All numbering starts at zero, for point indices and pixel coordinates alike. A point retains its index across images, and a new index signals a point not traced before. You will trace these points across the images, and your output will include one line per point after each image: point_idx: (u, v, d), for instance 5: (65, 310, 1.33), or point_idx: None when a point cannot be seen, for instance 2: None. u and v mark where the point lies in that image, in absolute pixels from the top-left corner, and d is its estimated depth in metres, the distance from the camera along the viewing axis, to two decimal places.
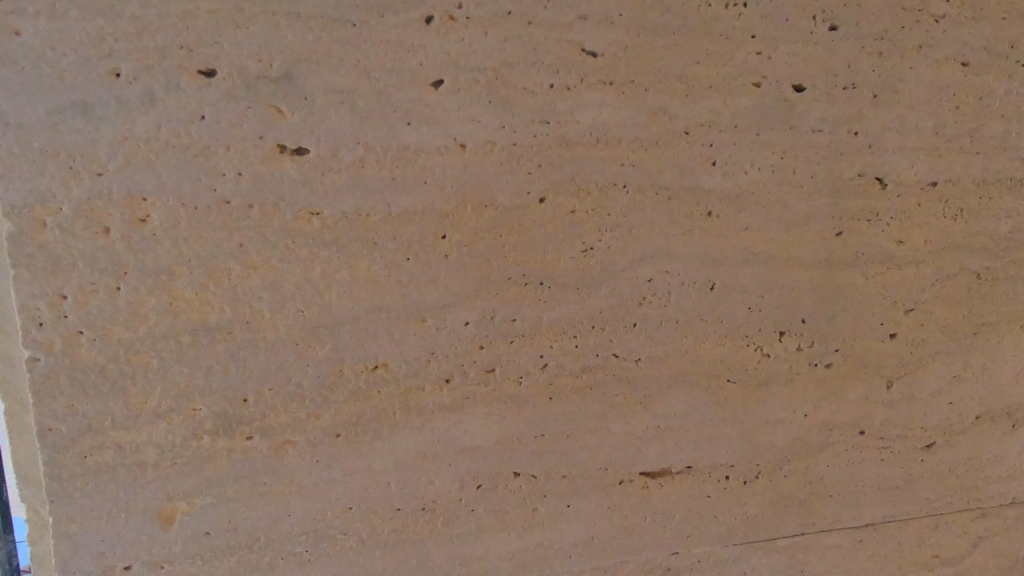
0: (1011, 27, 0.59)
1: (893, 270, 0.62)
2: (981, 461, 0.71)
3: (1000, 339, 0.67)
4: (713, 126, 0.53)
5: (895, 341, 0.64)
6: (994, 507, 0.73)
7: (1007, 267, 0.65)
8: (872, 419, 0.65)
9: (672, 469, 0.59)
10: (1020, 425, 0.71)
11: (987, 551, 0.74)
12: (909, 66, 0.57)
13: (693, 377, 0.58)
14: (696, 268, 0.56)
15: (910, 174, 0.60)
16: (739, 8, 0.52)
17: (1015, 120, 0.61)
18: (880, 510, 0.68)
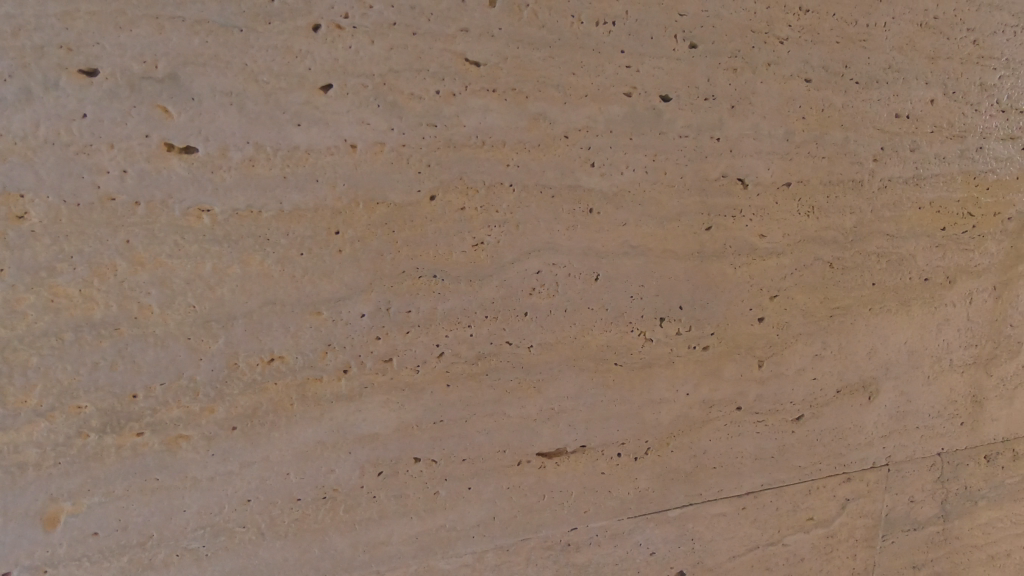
0: (842, 50, 0.69)
1: (757, 260, 0.70)
2: (843, 430, 0.80)
3: (852, 321, 0.77)
4: (590, 131, 0.59)
5: (763, 324, 0.72)
6: (856, 471, 0.83)
7: (853, 257, 0.76)
8: (746, 396, 0.72)
9: (567, 449, 0.64)
10: (873, 397, 0.81)
11: (852, 510, 0.84)
12: (760, 81, 0.66)
13: (583, 362, 0.63)
14: (580, 260, 0.61)
15: (767, 176, 0.68)
16: (608, 26, 0.58)
17: (850, 129, 0.72)
18: (757, 479, 0.76)
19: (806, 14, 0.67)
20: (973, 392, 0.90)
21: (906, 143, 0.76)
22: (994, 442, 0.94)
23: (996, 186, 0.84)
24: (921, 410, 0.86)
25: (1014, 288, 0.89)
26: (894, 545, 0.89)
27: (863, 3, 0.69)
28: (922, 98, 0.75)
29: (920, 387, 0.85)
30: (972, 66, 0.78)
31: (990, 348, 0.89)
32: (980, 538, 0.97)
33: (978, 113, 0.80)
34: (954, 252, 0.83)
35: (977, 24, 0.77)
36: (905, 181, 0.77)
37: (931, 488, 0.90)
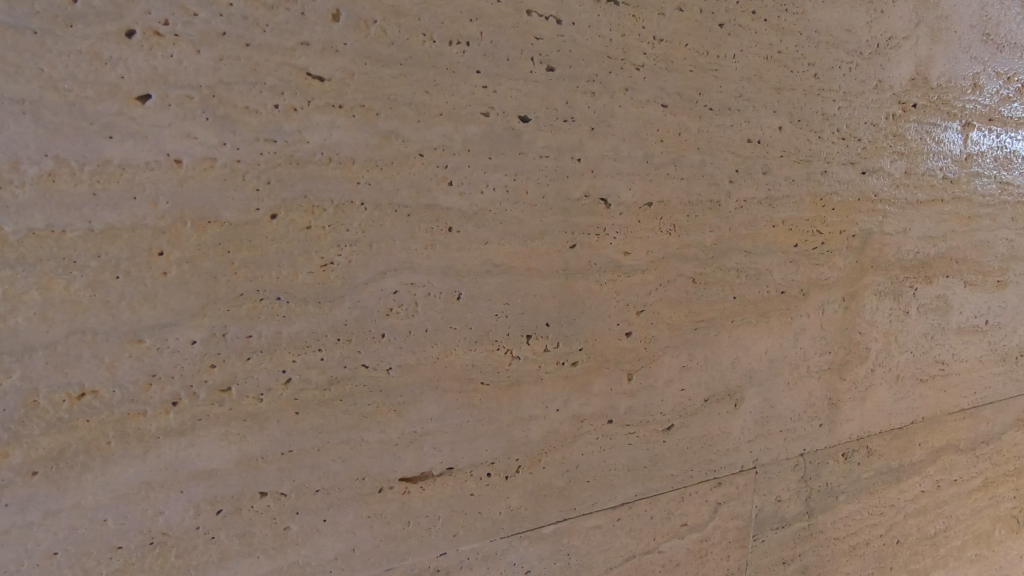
0: (695, 78, 0.74)
1: (621, 277, 0.72)
2: (711, 437, 0.84)
3: (715, 332, 0.82)
4: (446, 150, 0.59)
5: (630, 338, 0.74)
6: (726, 475, 0.87)
7: (714, 273, 0.80)
8: (616, 409, 0.74)
9: (433, 472, 0.63)
10: (738, 404, 0.86)
11: (725, 513, 0.88)
12: (618, 105, 0.68)
13: (447, 382, 0.62)
14: (440, 279, 0.60)
15: (628, 196, 0.71)
16: (462, 46, 0.58)
17: (706, 153, 0.76)
18: (632, 490, 0.78)
19: (660, 43, 0.70)
20: (830, 395, 0.97)
21: (758, 166, 0.82)
22: (851, 441, 1.03)
23: (840, 206, 0.92)
24: (783, 414, 0.92)
25: (860, 299, 0.98)
26: (766, 544, 0.94)
27: (714, 36, 0.74)
28: (771, 125, 0.82)
29: (781, 393, 0.91)
30: (814, 97, 0.85)
31: (843, 354, 0.98)
32: (842, 531, 1.05)
33: (822, 139, 0.88)
34: (807, 267, 0.90)
35: (817, 59, 0.84)
36: (759, 201, 0.83)
37: (796, 487, 0.96)
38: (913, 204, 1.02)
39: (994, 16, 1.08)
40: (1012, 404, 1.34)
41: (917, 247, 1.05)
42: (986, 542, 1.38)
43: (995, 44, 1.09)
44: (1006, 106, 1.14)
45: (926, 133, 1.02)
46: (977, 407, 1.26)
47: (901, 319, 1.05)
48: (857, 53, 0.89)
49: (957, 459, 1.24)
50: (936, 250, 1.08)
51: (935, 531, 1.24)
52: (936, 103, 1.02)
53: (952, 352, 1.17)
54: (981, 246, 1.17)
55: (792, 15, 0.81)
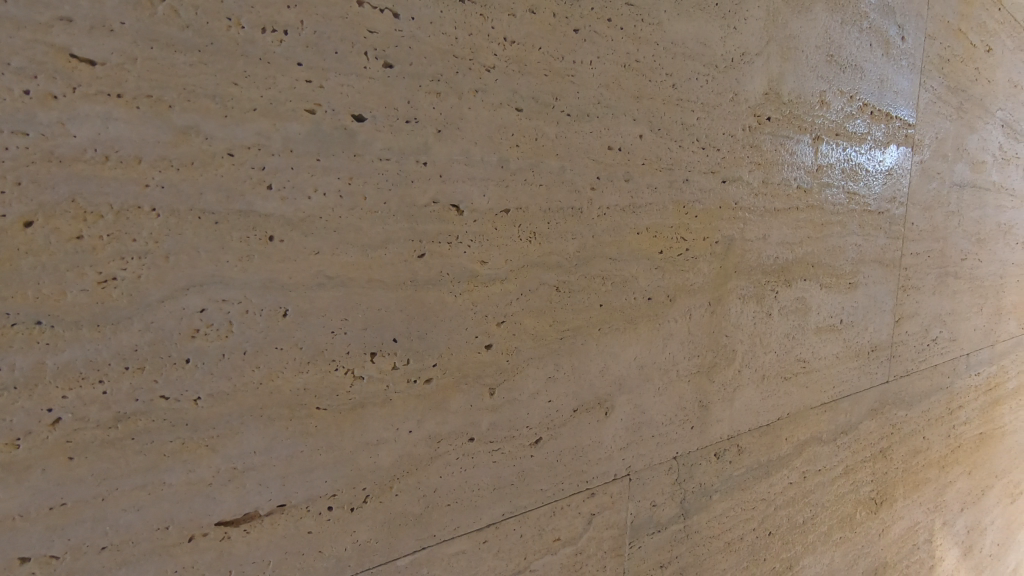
0: (551, 83, 0.72)
1: (478, 287, 0.69)
2: (582, 447, 0.83)
3: (583, 341, 0.81)
4: (262, 149, 0.52)
5: (490, 351, 0.71)
6: (600, 485, 0.86)
7: (578, 281, 0.79)
8: (477, 425, 0.71)
9: (260, 512, 0.56)
10: (609, 412, 0.85)
11: (599, 524, 0.87)
12: (467, 107, 0.65)
13: (273, 410, 0.55)
14: (261, 295, 0.54)
15: (482, 202, 0.68)
16: (278, 35, 0.52)
17: (565, 158, 0.75)
18: (499, 509, 0.74)
19: (512, 45, 0.68)
20: (700, 398, 1.00)
21: (620, 173, 0.82)
22: (722, 441, 1.06)
23: (703, 213, 0.95)
24: (655, 419, 0.93)
25: (725, 303, 1.02)
26: (643, 549, 0.95)
27: (569, 41, 0.73)
28: (631, 133, 0.82)
29: (652, 398, 0.92)
30: (673, 108, 0.87)
31: (711, 357, 1.01)
32: (717, 529, 1.08)
33: (683, 148, 0.90)
34: (672, 273, 0.92)
35: (674, 69, 0.86)
36: (621, 208, 0.83)
37: (670, 490, 0.98)
38: (771, 212, 1.08)
39: (837, 39, 1.17)
40: (866, 396, 1.46)
41: (775, 253, 1.11)
42: (850, 524, 1.49)
43: (838, 64, 1.18)
44: (850, 122, 1.25)
45: (781, 145, 1.08)
46: (837, 401, 1.36)
47: (764, 321, 1.11)
48: (713, 66, 0.92)
49: (821, 451, 1.33)
50: (794, 255, 1.15)
51: (804, 520, 1.32)
52: (788, 117, 1.08)
53: (812, 350, 1.25)
54: (834, 251, 1.26)
55: (648, 25, 0.82)
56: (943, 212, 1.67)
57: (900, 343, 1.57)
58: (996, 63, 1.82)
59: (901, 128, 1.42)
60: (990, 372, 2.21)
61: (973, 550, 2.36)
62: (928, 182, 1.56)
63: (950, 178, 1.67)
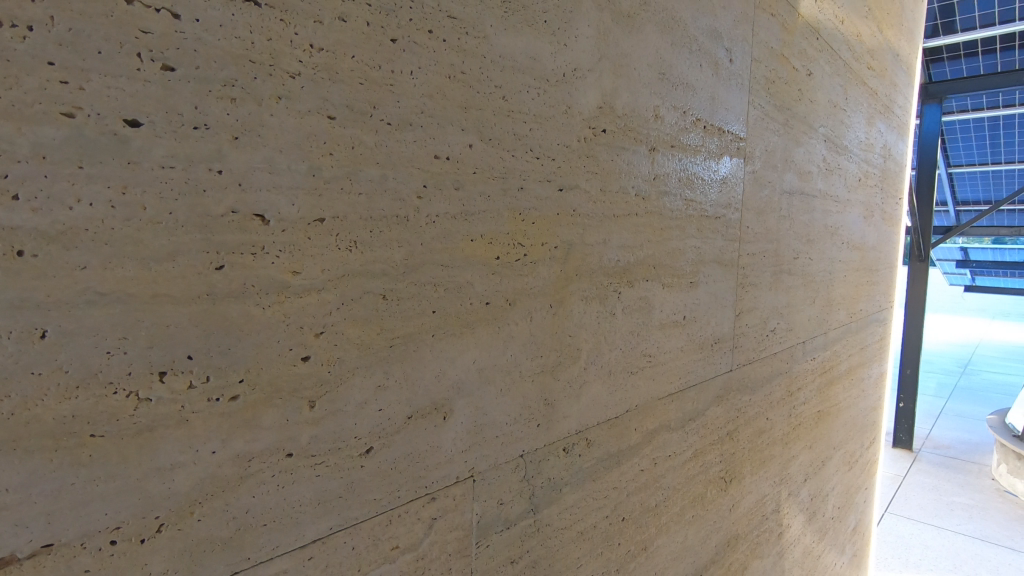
0: (366, 92, 0.72)
1: (290, 298, 0.67)
2: (419, 453, 0.84)
3: (415, 348, 0.81)
4: (5, 155, 0.48)
5: (307, 363, 0.69)
6: (440, 489, 0.87)
7: (408, 288, 0.79)
8: (296, 440, 0.69)
9: (19, 555, 0.52)
10: (447, 417, 0.87)
11: (442, 528, 0.88)
12: (269, 114, 0.63)
13: (31, 442, 0.51)
14: (10, 316, 0.49)
15: (291, 211, 0.66)
16: (20, 31, 0.48)
17: (386, 167, 0.75)
18: (325, 523, 0.73)
19: (320, 52, 0.67)
20: (544, 396, 1.04)
21: (449, 182, 0.83)
22: (570, 436, 1.11)
23: (540, 220, 0.99)
24: (498, 419, 0.95)
25: (566, 305, 1.07)
26: (491, 547, 0.97)
27: (385, 50, 0.74)
28: (460, 142, 0.84)
29: (494, 400, 0.94)
30: (504, 119, 0.91)
31: (554, 357, 1.06)
32: (568, 520, 1.14)
33: (516, 158, 0.93)
34: (510, 277, 0.95)
35: (503, 82, 0.90)
36: (452, 216, 0.84)
37: (518, 487, 1.01)
38: (610, 218, 1.15)
39: (668, 58, 1.27)
40: (711, 384, 1.60)
41: (616, 256, 1.18)
42: (701, 503, 1.63)
43: (670, 82, 1.29)
44: (684, 135, 1.36)
45: (617, 155, 1.16)
46: (683, 390, 1.48)
47: (608, 320, 1.18)
48: (544, 80, 0.97)
49: (670, 438, 1.44)
50: (635, 257, 1.24)
51: (656, 502, 1.42)
52: (623, 129, 1.16)
53: (656, 345, 1.35)
54: (674, 253, 1.37)
55: (473, 38, 0.84)
56: (775, 216, 1.87)
57: (740, 334, 1.74)
58: (817, 85, 2.08)
59: (734, 141, 1.58)
60: (825, 357, 2.51)
61: (817, 515, 2.67)
62: (760, 190, 1.75)
63: (780, 186, 1.88)
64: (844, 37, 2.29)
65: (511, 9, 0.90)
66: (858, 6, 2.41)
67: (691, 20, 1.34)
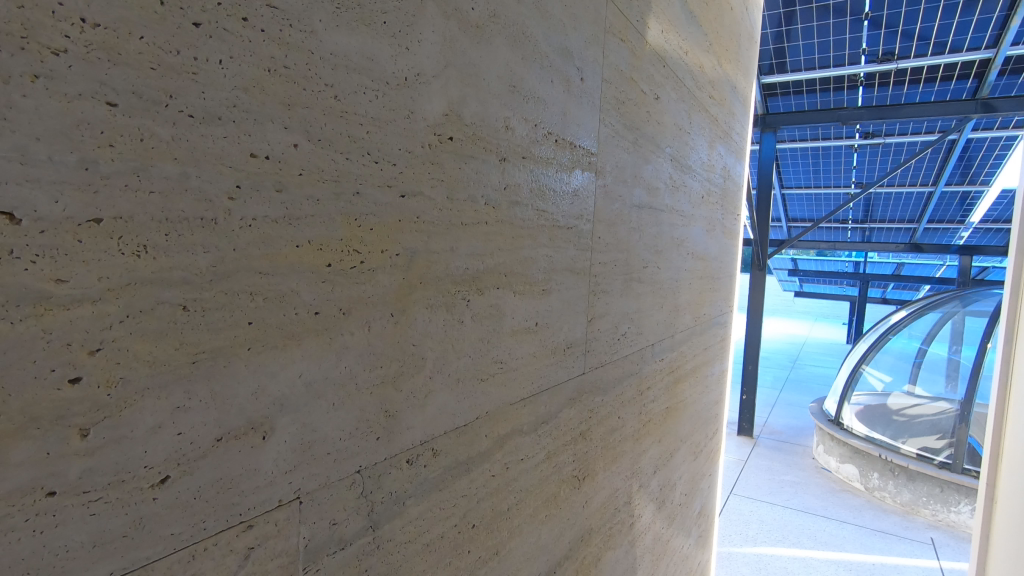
0: (161, 78, 0.65)
1: (53, 309, 0.58)
2: (231, 479, 0.76)
3: (227, 364, 0.74)
4: None
5: (76, 386, 0.60)
6: (259, 516, 0.81)
7: (216, 298, 0.72)
8: (62, 476, 0.60)
9: None
10: (268, 436, 0.80)
11: (261, 556, 0.82)
12: (21, 94, 0.54)
13: None
14: None
15: (54, 210, 0.57)
16: None
17: (188, 163, 0.68)
18: (105, 567, 0.64)
19: (95, 28, 0.59)
20: (384, 407, 1.01)
21: (268, 183, 0.77)
22: (414, 447, 1.09)
23: (378, 227, 0.96)
24: (330, 435, 0.90)
25: (409, 313, 1.05)
26: (322, 571, 0.92)
27: (185, 34, 0.67)
28: (282, 142, 0.79)
29: (325, 415, 0.89)
30: (336, 120, 0.86)
31: (396, 367, 1.03)
32: (413, 532, 1.11)
33: (350, 161, 0.89)
34: (344, 286, 0.91)
35: (336, 81, 0.86)
36: (273, 220, 0.79)
37: (355, 505, 0.97)
38: (457, 226, 1.16)
39: (518, 72, 1.31)
40: (563, 387, 1.68)
41: (463, 264, 1.19)
42: (554, 502, 1.70)
43: (521, 95, 1.33)
44: (536, 147, 1.41)
45: (465, 163, 1.16)
46: (535, 394, 1.53)
47: (455, 327, 1.18)
48: (383, 83, 0.94)
49: (521, 441, 1.48)
50: (483, 265, 1.26)
51: (509, 505, 1.45)
52: (471, 138, 1.17)
53: (507, 352, 1.38)
54: (525, 261, 1.42)
55: (299, 31, 0.79)
56: (625, 228, 2.01)
57: (592, 339, 1.84)
58: (664, 109, 2.27)
59: (585, 156, 1.67)
60: (672, 357, 2.74)
61: (666, 503, 2.90)
62: (610, 203, 1.87)
63: (630, 200, 2.02)
64: (688, 67, 2.53)
65: (345, 6, 0.86)
66: (699, 41, 2.67)
67: (542, 37, 1.39)
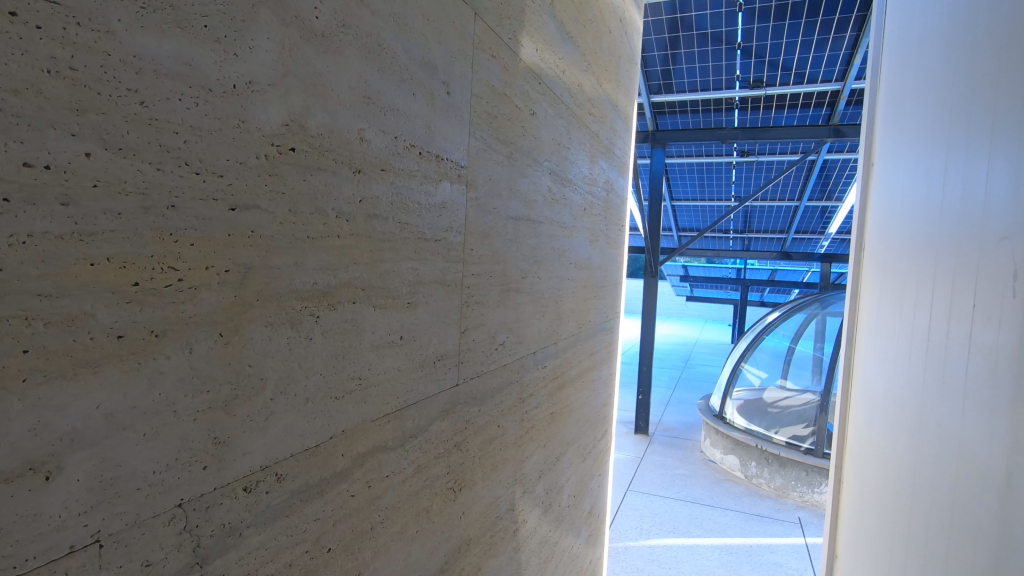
0: None
1: None
2: (1, 527, 0.68)
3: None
4: None
5: None
6: (43, 565, 0.73)
7: None
8: None
9: None
10: (54, 476, 0.73)
11: None
12: None
13: None
14: None
15: None
16: None
17: None
18: None
19: None
20: (213, 434, 0.95)
21: (49, 196, 0.71)
22: (253, 473, 1.03)
23: (201, 242, 0.90)
24: (140, 469, 0.83)
25: (244, 332, 1.00)
26: None
27: None
28: (69, 150, 0.72)
29: (134, 447, 0.82)
30: (142, 128, 0.80)
31: (228, 390, 0.97)
32: (252, 564, 1.05)
33: (163, 172, 0.83)
34: (157, 306, 0.84)
35: (141, 86, 0.80)
36: (56, 236, 0.72)
37: (177, 542, 0.90)
38: (302, 240, 1.12)
39: (374, 83, 1.29)
40: (434, 400, 1.67)
41: (310, 278, 1.15)
42: (426, 517, 1.68)
43: (377, 107, 1.31)
44: (396, 159, 1.40)
45: (310, 175, 1.13)
46: (401, 409, 1.51)
47: (302, 345, 1.14)
48: (205, 89, 0.89)
49: (386, 457, 1.46)
50: (335, 279, 1.22)
51: (372, 524, 1.42)
52: (317, 150, 1.14)
53: (367, 367, 1.35)
54: (386, 275, 1.40)
55: (90, 31, 0.73)
56: (501, 239, 2.05)
57: (466, 350, 1.85)
58: (540, 125, 2.34)
59: (454, 169, 1.68)
60: (556, 364, 2.83)
61: (553, 505, 2.98)
62: (483, 215, 1.89)
63: (505, 212, 2.06)
64: (566, 85, 2.64)
65: (151, 6, 0.81)
66: (577, 60, 2.80)
67: (401, 50, 1.38)
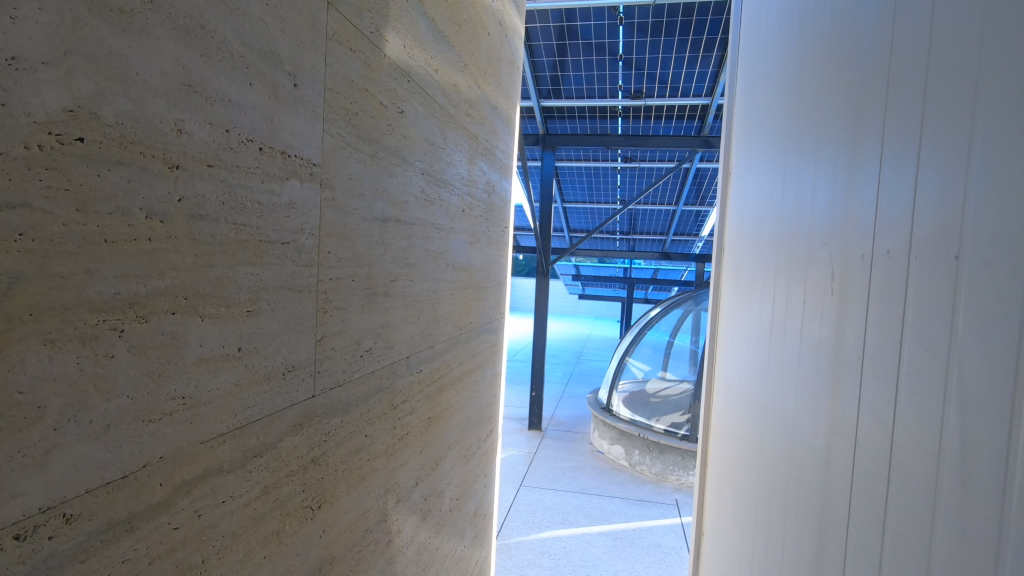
0: None
1: None
2: None
3: None
4: None
5: None
6: None
7: None
8: None
9: None
10: None
11: None
12: None
13: None
14: None
15: None
16: None
17: None
18: None
19: None
20: None
21: None
22: (29, 517, 0.89)
23: None
24: None
25: (11, 353, 0.85)
26: None
27: None
28: None
29: None
30: None
31: None
32: None
33: None
34: None
35: None
36: None
37: None
38: (97, 243, 0.97)
39: (197, 70, 1.17)
40: (285, 414, 1.56)
41: (109, 288, 1.00)
42: (277, 539, 1.56)
43: (201, 96, 1.19)
44: (228, 154, 1.28)
45: (108, 170, 0.98)
46: (241, 427, 1.38)
47: (100, 364, 0.99)
48: None
49: (222, 482, 1.33)
50: (147, 287, 1.08)
51: (203, 557, 1.28)
52: (116, 140, 1.00)
53: (193, 385, 1.22)
54: (218, 281, 1.27)
55: None
56: (364, 242, 1.96)
57: (323, 359, 1.75)
58: (409, 123, 2.28)
59: (304, 166, 1.58)
60: (433, 368, 2.79)
61: (433, 510, 2.94)
62: (342, 216, 1.80)
63: (368, 213, 1.98)
64: (439, 85, 2.59)
65: None
66: (452, 59, 2.77)
67: (233, 35, 1.26)
